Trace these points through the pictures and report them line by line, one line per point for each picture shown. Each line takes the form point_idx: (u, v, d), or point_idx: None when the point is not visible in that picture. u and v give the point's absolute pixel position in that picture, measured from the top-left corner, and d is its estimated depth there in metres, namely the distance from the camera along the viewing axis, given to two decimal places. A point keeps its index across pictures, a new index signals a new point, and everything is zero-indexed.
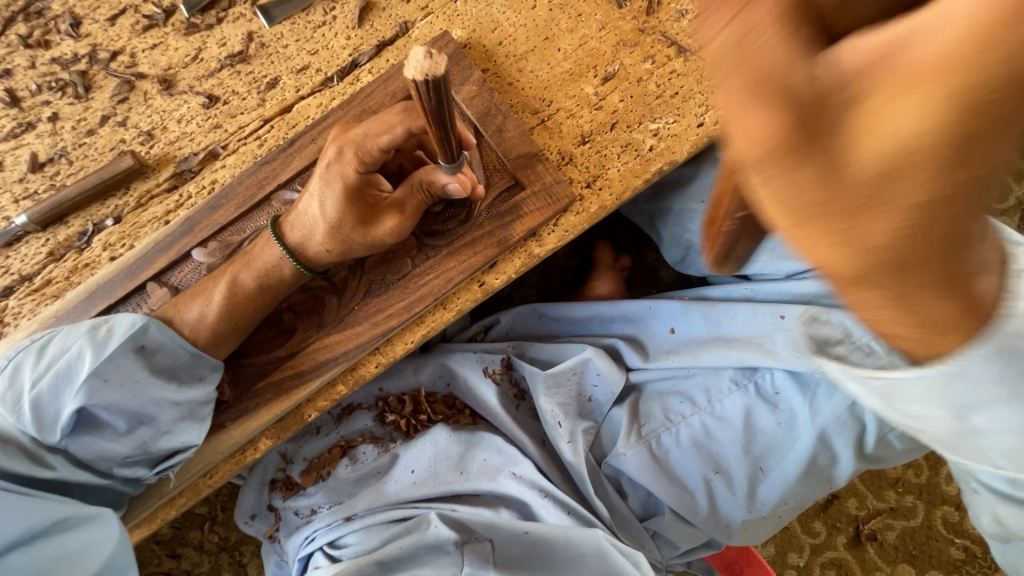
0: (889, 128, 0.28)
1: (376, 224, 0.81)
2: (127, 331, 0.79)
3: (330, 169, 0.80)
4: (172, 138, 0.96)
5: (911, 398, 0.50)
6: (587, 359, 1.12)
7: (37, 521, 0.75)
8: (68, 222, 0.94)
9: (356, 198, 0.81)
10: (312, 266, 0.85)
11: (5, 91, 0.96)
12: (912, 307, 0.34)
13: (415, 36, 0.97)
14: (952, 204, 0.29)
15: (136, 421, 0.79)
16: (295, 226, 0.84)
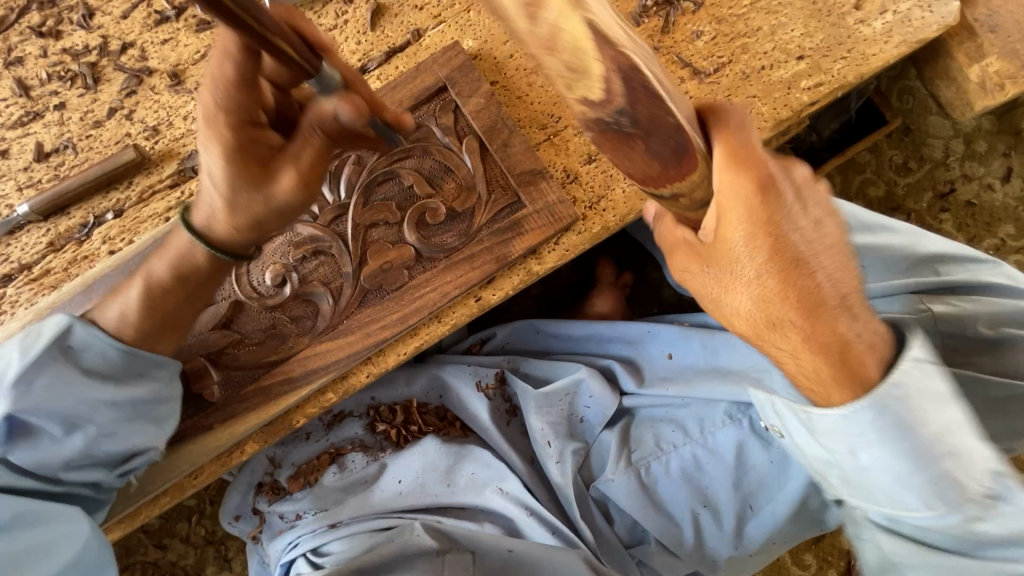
0: (766, 248, 0.58)
1: (272, 178, 0.70)
2: (54, 333, 0.77)
3: (206, 130, 0.69)
4: (177, 134, 0.95)
5: (825, 430, 0.64)
6: (580, 379, 1.11)
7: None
8: (69, 213, 0.94)
9: (239, 156, 0.70)
10: (226, 249, 0.77)
11: (16, 80, 0.96)
12: (807, 355, 0.62)
13: (426, 44, 0.96)
14: (798, 302, 0.59)
15: (73, 424, 0.75)
16: (198, 207, 0.75)
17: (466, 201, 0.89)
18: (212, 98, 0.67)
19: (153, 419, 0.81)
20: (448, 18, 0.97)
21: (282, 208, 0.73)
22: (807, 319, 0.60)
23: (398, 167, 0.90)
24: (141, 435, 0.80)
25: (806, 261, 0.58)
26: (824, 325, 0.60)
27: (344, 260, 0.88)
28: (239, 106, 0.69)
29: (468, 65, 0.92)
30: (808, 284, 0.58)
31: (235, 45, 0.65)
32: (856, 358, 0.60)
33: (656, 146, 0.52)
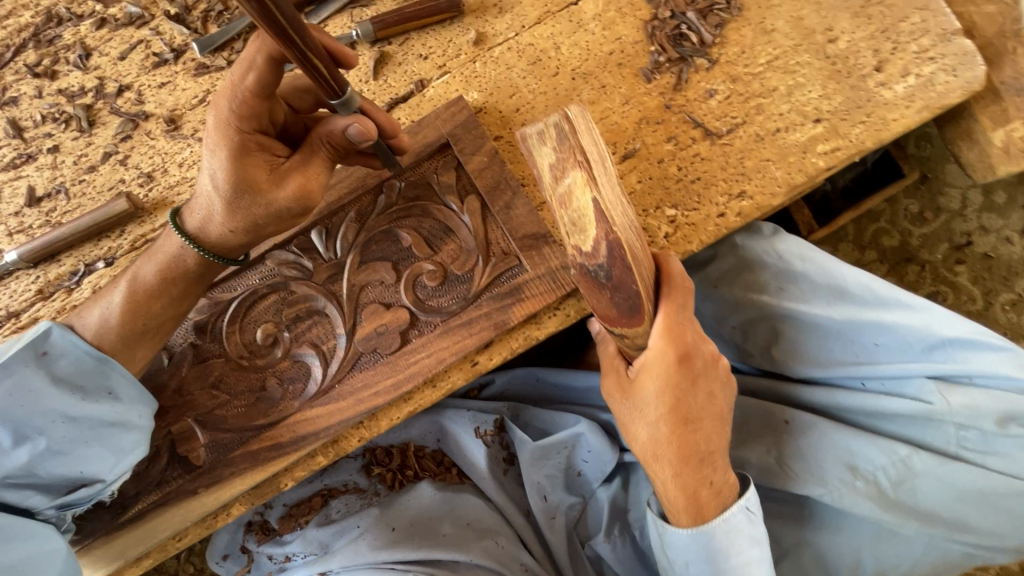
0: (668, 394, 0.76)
1: (274, 183, 0.72)
2: (31, 336, 0.75)
3: (214, 135, 0.71)
4: (172, 182, 0.93)
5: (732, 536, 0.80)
6: (580, 433, 1.04)
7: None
8: (60, 260, 0.92)
9: (245, 161, 0.72)
10: (219, 254, 0.79)
11: (10, 121, 0.94)
12: (668, 478, 0.80)
13: (429, 95, 0.94)
14: (673, 440, 0.78)
15: (27, 434, 0.74)
16: (194, 210, 0.76)
17: (465, 264, 0.86)
18: (235, 108, 0.70)
19: (109, 447, 0.77)
20: (453, 69, 0.94)
21: (279, 216, 0.74)
22: (685, 459, 0.78)
23: (397, 225, 0.87)
24: (92, 463, 0.77)
25: (692, 426, 0.78)
26: (703, 467, 0.79)
27: (338, 323, 0.85)
28: (255, 115, 0.71)
29: (471, 121, 0.89)
30: (686, 442, 0.78)
31: (262, 56, 0.67)
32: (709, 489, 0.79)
33: (619, 298, 0.68)
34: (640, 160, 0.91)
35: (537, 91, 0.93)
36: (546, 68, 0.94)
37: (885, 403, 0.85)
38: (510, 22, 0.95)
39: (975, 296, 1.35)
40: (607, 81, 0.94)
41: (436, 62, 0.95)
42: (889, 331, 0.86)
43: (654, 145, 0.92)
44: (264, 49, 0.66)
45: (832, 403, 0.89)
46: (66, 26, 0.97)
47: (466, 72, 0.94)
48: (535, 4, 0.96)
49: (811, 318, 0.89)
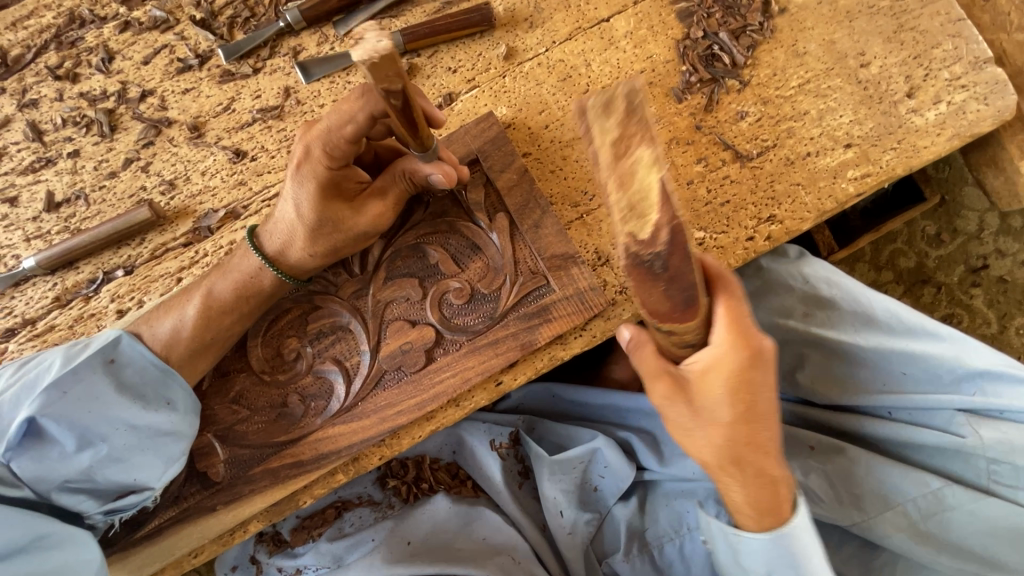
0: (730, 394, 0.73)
1: (359, 213, 0.79)
2: (100, 344, 0.77)
3: (303, 168, 0.77)
4: (194, 190, 0.91)
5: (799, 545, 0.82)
6: (597, 448, 1.01)
7: (14, 538, 0.70)
8: (78, 267, 0.90)
9: (331, 194, 0.78)
10: (293, 274, 0.82)
11: (29, 124, 0.93)
12: (733, 477, 0.79)
13: (458, 109, 0.93)
14: (741, 440, 0.76)
15: (89, 441, 0.74)
16: (274, 234, 0.81)
17: (492, 281, 0.85)
18: (327, 151, 0.74)
19: (162, 456, 0.77)
20: (482, 83, 0.93)
21: (357, 239, 0.80)
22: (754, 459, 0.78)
23: (424, 242, 0.86)
24: (146, 473, 0.77)
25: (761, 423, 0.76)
26: (746, 471, 0.78)
27: (362, 338, 0.84)
28: (344, 156, 0.75)
29: (502, 137, 0.88)
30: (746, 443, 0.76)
31: (361, 113, 0.70)
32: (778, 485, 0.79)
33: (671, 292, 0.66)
34: (670, 181, 0.90)
35: (567, 108, 0.92)
36: (576, 85, 0.93)
37: (918, 433, 0.85)
38: (540, 37, 0.94)
39: (991, 320, 1.33)
40: (638, 100, 0.93)
41: (465, 76, 0.94)
42: (921, 362, 0.85)
43: (683, 166, 0.91)
44: (366, 109, 0.69)
45: (859, 429, 0.89)
46: (88, 28, 0.96)
47: (495, 87, 0.93)
48: (565, 19, 0.95)
49: (844, 346, 0.88)
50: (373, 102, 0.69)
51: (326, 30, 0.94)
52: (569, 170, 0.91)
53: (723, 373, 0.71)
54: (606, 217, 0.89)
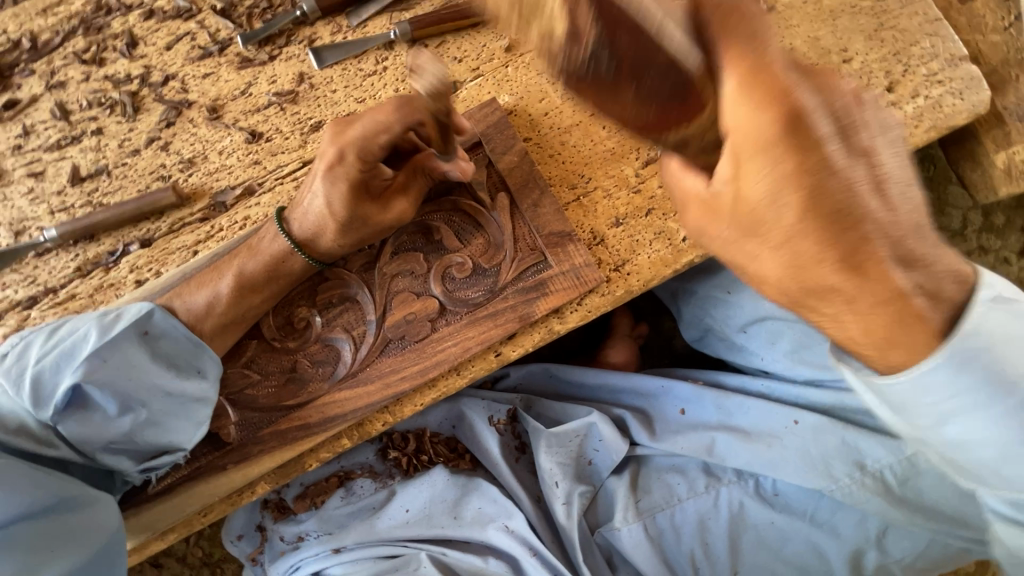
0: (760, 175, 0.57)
1: (386, 208, 0.85)
2: (135, 316, 0.80)
3: (334, 169, 0.82)
4: (211, 168, 0.96)
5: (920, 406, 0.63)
6: (592, 423, 1.05)
7: (41, 497, 0.74)
8: (99, 240, 0.95)
9: (362, 191, 0.84)
10: (319, 258, 0.88)
11: (56, 104, 0.98)
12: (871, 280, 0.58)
13: (462, 96, 0.98)
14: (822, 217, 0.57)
15: (128, 406, 0.79)
16: (302, 223, 0.86)
17: (493, 257, 0.90)
18: (363, 156, 0.81)
19: (193, 420, 0.82)
20: (486, 72, 0.99)
21: (381, 233, 0.86)
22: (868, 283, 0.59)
23: (428, 218, 0.91)
24: (178, 437, 0.81)
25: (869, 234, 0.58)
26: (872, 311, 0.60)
27: (368, 308, 0.89)
28: (375, 159, 0.82)
29: (504, 122, 0.93)
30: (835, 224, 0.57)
31: (399, 125, 0.80)
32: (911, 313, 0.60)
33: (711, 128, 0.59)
34: (662, 166, 0.95)
35: (566, 96, 0.98)
36: None
37: None
38: None
39: None
40: None
41: (470, 65, 0.99)
42: None
43: None
44: (405, 119, 0.79)
45: (836, 403, 0.98)
46: (114, 15, 1.01)
47: (498, 76, 0.99)
48: None
49: None
50: (410, 115, 0.80)
51: (339, 21, 1.00)
52: (567, 155, 0.96)
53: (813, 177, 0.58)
54: (601, 199, 0.94)
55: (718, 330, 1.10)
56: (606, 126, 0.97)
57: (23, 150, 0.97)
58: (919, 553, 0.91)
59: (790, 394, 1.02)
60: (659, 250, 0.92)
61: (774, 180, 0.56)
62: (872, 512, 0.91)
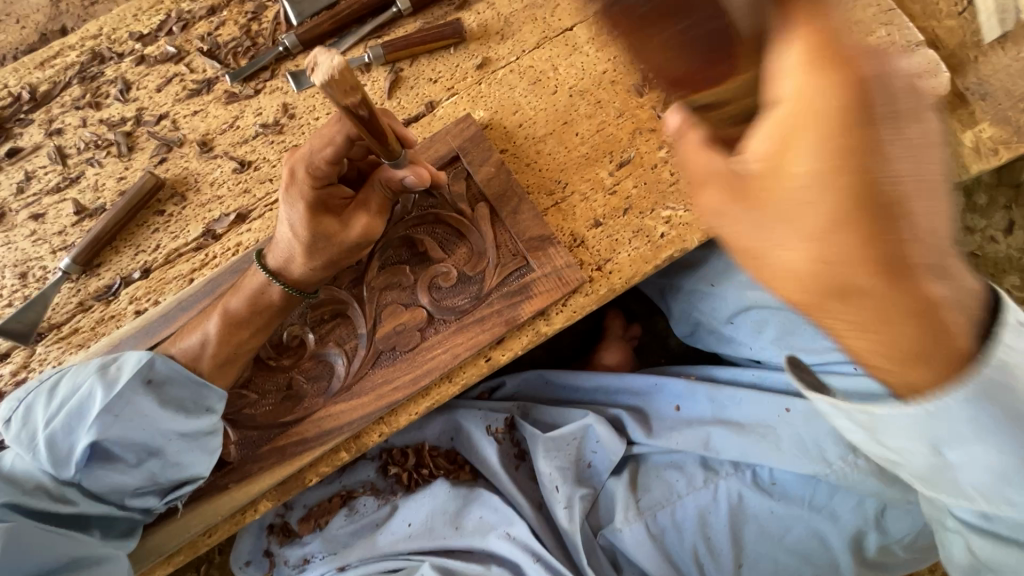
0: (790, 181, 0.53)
1: (346, 226, 0.86)
2: (135, 366, 0.82)
3: (291, 190, 0.84)
4: (204, 200, 1.01)
5: (894, 432, 0.64)
6: (588, 424, 1.07)
7: (52, 557, 0.75)
8: (99, 274, 0.98)
9: (322, 211, 0.86)
10: (298, 287, 0.89)
11: (55, 149, 1.03)
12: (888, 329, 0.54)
13: (439, 114, 1.02)
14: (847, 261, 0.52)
15: (147, 453, 0.81)
16: (276, 252, 0.88)
17: (476, 264, 0.92)
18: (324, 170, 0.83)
19: (206, 451, 0.84)
20: (461, 90, 1.03)
21: (340, 248, 0.86)
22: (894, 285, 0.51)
23: (413, 232, 0.94)
24: (195, 470, 0.84)
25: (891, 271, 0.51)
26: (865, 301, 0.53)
27: (359, 322, 0.91)
28: (324, 175, 0.83)
29: (479, 136, 0.97)
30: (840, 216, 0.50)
31: (342, 137, 0.79)
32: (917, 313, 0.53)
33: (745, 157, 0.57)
34: (636, 167, 0.98)
35: (538, 108, 1.02)
36: (546, 87, 1.02)
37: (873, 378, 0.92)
38: (511, 48, 1.04)
39: None
40: (602, 97, 1.01)
41: (445, 85, 1.03)
42: None
43: (648, 153, 0.98)
44: (347, 132, 0.78)
45: None
46: (108, 64, 1.07)
47: (472, 93, 1.03)
48: (533, 30, 1.05)
49: None
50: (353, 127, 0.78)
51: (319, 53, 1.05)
52: (542, 162, 0.99)
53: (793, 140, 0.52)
54: (578, 203, 0.97)
55: (707, 323, 1.12)
56: (578, 132, 1.00)
57: (25, 193, 1.02)
58: (918, 531, 0.91)
59: (781, 383, 1.03)
60: (639, 248, 0.95)
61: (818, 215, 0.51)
62: (869, 492, 0.91)
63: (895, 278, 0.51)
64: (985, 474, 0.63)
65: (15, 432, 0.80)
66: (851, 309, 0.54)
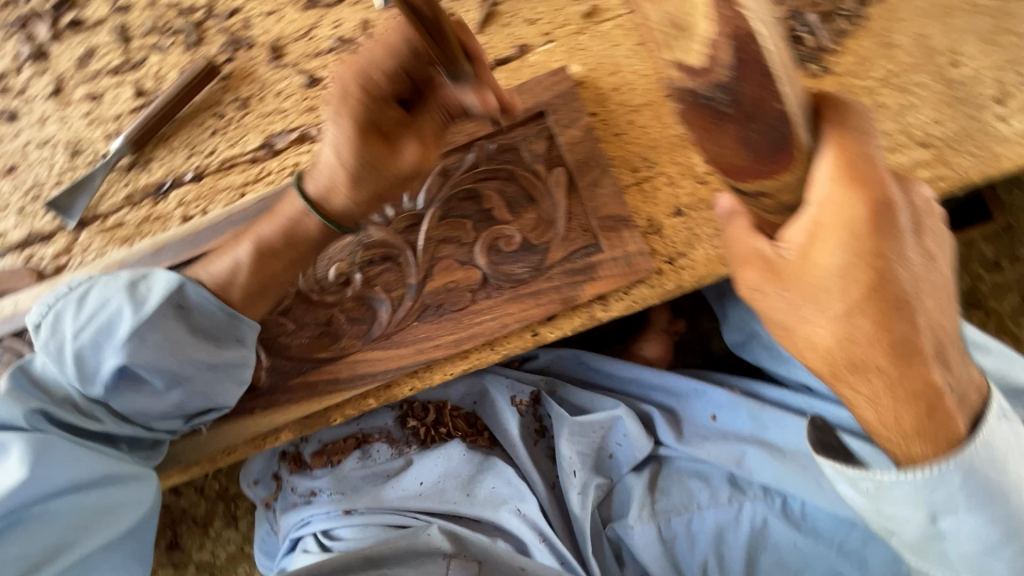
0: (825, 257, 0.58)
1: (395, 152, 0.79)
2: (165, 291, 0.79)
3: (341, 110, 0.77)
4: (267, 110, 0.94)
5: (894, 500, 0.69)
6: (617, 417, 1.04)
7: (82, 474, 0.76)
8: (150, 169, 0.94)
9: (371, 134, 0.78)
10: (337, 220, 0.83)
11: (120, 27, 0.97)
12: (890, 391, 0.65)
13: (531, 61, 0.93)
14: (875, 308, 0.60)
15: (174, 379, 0.79)
16: (316, 176, 0.81)
17: (543, 234, 0.86)
18: (400, 162, 0.79)
19: (232, 383, 0.82)
20: (558, 38, 0.93)
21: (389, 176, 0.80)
22: (897, 369, 0.63)
23: (481, 186, 0.88)
24: (220, 401, 0.82)
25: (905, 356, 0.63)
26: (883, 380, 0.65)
27: (410, 272, 0.87)
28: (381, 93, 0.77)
29: (571, 93, 0.88)
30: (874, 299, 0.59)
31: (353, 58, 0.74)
32: (916, 374, 0.64)
33: (752, 132, 0.52)
34: None
35: (639, 73, 0.92)
36: None
37: None
38: None
39: None
40: None
41: (542, 29, 0.93)
42: None
43: None
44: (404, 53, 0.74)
45: None
46: None
47: (570, 43, 0.93)
48: None
49: None
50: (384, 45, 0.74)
51: None
52: (633, 134, 0.90)
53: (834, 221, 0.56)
54: (663, 186, 0.89)
55: (764, 336, 1.05)
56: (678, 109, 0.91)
57: (84, 70, 0.97)
58: None
59: (835, 416, 0.96)
60: (718, 247, 0.88)
61: (820, 283, 0.60)
62: None
63: (882, 362, 0.63)
64: (973, 542, 0.70)
65: (42, 340, 0.77)
66: (867, 383, 0.65)
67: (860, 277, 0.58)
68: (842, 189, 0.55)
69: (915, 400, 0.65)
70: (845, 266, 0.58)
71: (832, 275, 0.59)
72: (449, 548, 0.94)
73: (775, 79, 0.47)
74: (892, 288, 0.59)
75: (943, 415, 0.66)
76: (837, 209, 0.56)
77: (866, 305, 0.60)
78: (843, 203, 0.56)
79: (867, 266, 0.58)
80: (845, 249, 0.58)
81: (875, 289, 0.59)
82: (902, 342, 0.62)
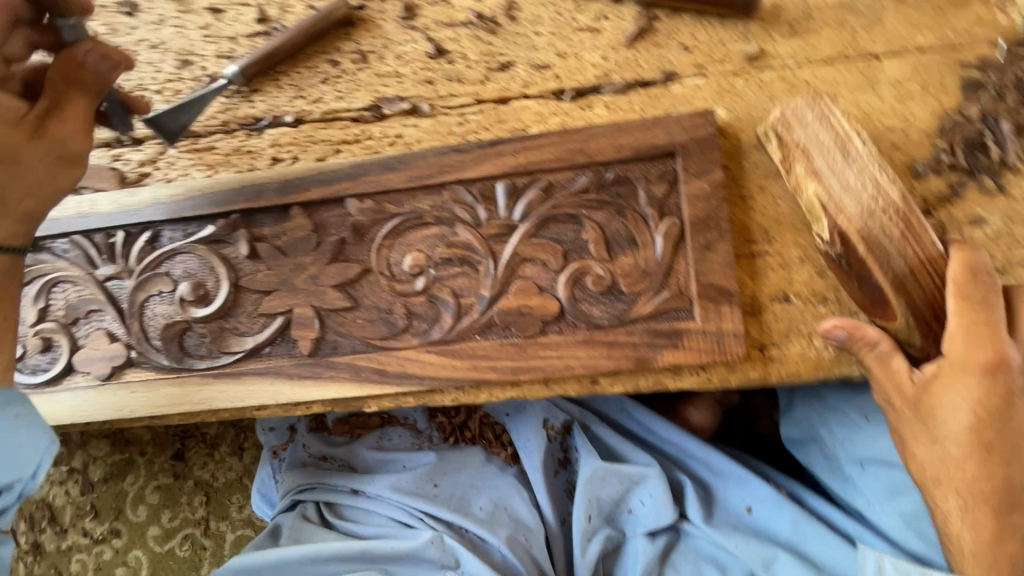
0: (946, 388, 0.70)
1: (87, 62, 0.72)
2: None
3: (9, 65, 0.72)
4: (384, 71, 0.89)
5: None
6: (648, 475, 0.99)
7: None
8: (253, 101, 0.91)
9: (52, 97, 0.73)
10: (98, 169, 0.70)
11: None
12: (969, 518, 0.72)
13: (674, 91, 0.84)
14: (974, 438, 0.70)
15: None
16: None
17: (636, 283, 0.79)
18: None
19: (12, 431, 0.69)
20: (711, 74, 0.84)
21: (52, 197, 0.77)
22: (982, 493, 0.71)
23: (584, 214, 0.81)
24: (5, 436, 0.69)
25: (993, 493, 0.71)
26: (960, 501, 0.72)
27: (485, 282, 0.82)
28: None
29: (711, 140, 0.79)
30: (975, 431, 0.69)
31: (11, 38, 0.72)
32: (997, 514, 0.71)
33: (868, 286, 0.75)
34: None
35: None
36: None
37: None
38: (795, 49, 0.83)
39: None
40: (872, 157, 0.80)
41: (696, 59, 0.84)
42: None
43: None
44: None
45: None
46: None
47: (722, 83, 0.83)
48: (831, 40, 0.83)
49: None
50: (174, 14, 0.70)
51: None
52: (762, 201, 0.82)
53: (961, 364, 0.69)
54: (777, 267, 0.81)
55: (829, 447, 0.95)
56: None
57: None
58: None
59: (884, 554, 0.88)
60: (817, 349, 0.80)
61: (933, 409, 0.71)
62: None
63: (972, 489, 0.71)
64: None
65: None
66: (950, 497, 0.73)
67: (976, 413, 0.69)
68: (970, 344, 0.69)
69: (988, 527, 0.71)
70: (969, 396, 0.69)
71: (949, 402, 0.70)
72: (449, 562, 0.94)
73: (874, 260, 0.73)
74: (997, 429, 0.69)
75: (1005, 551, 0.71)
76: (962, 355, 0.69)
77: (972, 435, 0.70)
78: (976, 338, 0.69)
79: (990, 410, 0.69)
80: (971, 378, 0.69)
81: (988, 422, 0.69)
82: (992, 472, 0.70)
